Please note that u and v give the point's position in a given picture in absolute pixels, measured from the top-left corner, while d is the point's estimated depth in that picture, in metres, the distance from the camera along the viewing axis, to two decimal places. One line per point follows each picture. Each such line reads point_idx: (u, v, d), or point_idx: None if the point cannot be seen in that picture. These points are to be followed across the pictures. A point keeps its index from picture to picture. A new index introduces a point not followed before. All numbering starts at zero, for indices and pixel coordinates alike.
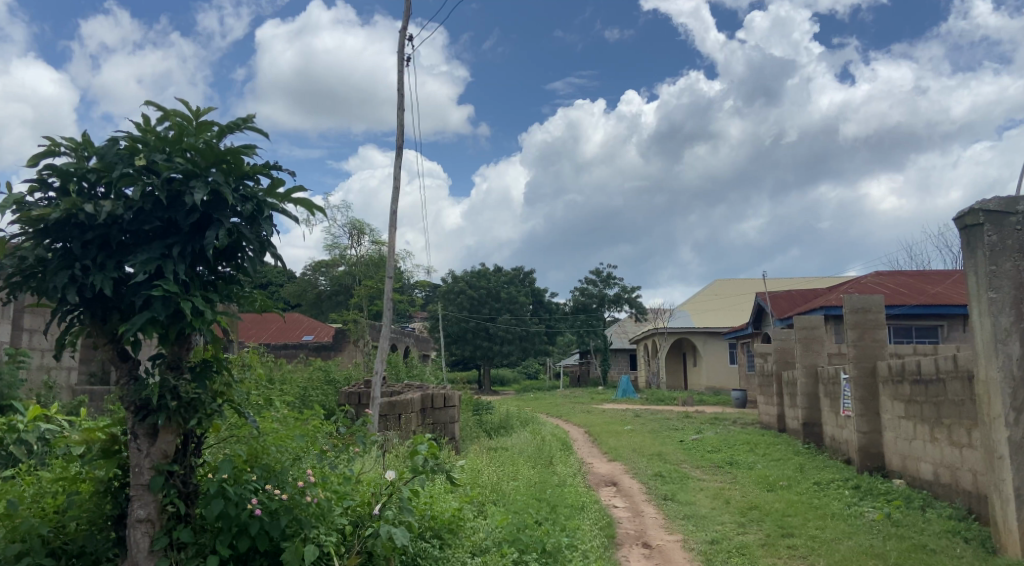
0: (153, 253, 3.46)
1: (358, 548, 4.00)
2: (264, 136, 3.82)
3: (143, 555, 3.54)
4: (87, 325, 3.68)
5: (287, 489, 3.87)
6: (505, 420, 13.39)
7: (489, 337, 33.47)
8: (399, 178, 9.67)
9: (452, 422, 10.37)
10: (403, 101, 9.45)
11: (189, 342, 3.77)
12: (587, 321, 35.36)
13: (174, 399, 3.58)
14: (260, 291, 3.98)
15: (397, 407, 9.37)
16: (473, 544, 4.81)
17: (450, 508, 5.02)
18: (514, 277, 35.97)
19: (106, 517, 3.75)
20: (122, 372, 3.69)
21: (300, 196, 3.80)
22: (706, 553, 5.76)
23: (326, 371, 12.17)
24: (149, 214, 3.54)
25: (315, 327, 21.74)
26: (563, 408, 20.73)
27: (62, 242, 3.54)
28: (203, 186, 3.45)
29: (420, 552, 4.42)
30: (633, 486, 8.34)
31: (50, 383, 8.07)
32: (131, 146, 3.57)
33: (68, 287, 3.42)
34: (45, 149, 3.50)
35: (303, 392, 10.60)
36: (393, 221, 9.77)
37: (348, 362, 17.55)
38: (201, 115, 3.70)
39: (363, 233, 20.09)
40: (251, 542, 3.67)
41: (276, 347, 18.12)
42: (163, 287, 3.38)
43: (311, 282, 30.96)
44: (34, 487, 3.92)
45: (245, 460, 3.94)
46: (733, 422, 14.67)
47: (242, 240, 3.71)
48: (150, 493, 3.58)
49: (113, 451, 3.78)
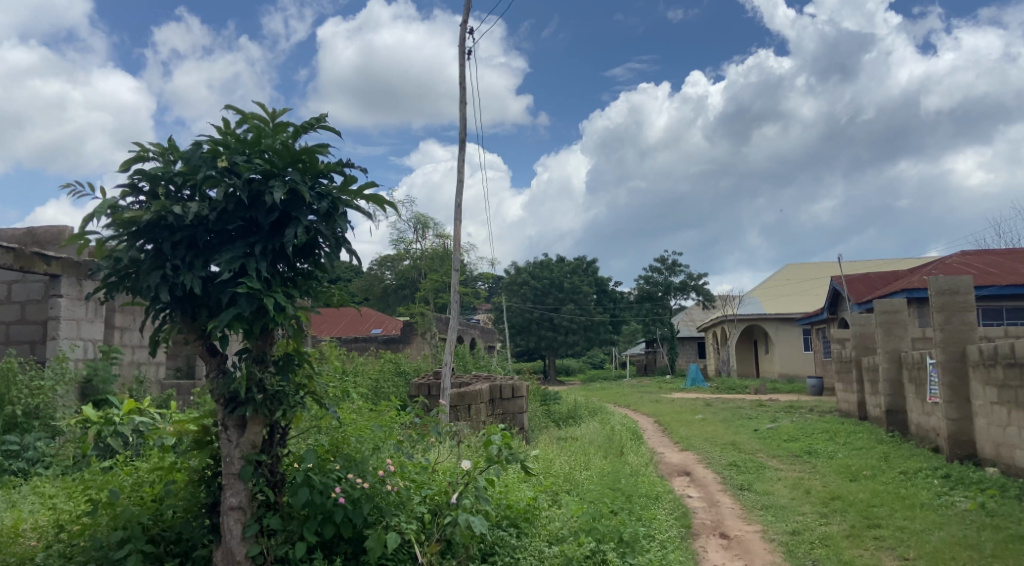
0: (237, 251, 3.61)
1: (438, 536, 4.11)
2: (337, 135, 3.91)
3: (236, 541, 3.66)
4: (178, 321, 3.86)
5: (367, 478, 3.99)
6: (573, 410, 13.36)
7: (554, 327, 33.47)
8: (462, 172, 9.80)
9: (520, 413, 10.41)
10: (466, 94, 9.54)
11: (272, 336, 3.91)
12: (654, 310, 35.27)
13: (260, 392, 3.73)
14: (337, 287, 4.11)
15: (467, 398, 9.50)
16: (549, 533, 4.81)
17: (525, 496, 5.07)
18: (578, 266, 35.81)
19: (201, 505, 3.94)
20: (211, 366, 3.84)
21: (371, 192, 3.89)
22: (788, 544, 5.62)
23: (396, 363, 12.41)
24: (233, 214, 3.69)
25: (383, 320, 22.25)
26: (631, 397, 20.60)
27: (153, 243, 3.71)
28: (281, 185, 3.59)
29: (497, 540, 4.50)
30: (708, 476, 8.17)
31: (141, 378, 8.50)
32: (214, 149, 3.71)
33: (160, 286, 3.58)
34: (134, 155, 3.69)
35: (375, 384, 10.90)
36: (457, 215, 9.90)
37: (417, 354, 17.81)
38: (279, 117, 3.82)
39: (427, 228, 20.50)
40: (336, 529, 3.84)
41: (347, 340, 18.55)
42: (248, 284, 3.52)
43: (377, 277, 31.59)
44: (133, 477, 4.18)
45: (327, 449, 4.13)
46: (810, 411, 14.23)
47: (319, 237, 3.83)
48: (241, 482, 3.71)
49: (205, 442, 3.97)
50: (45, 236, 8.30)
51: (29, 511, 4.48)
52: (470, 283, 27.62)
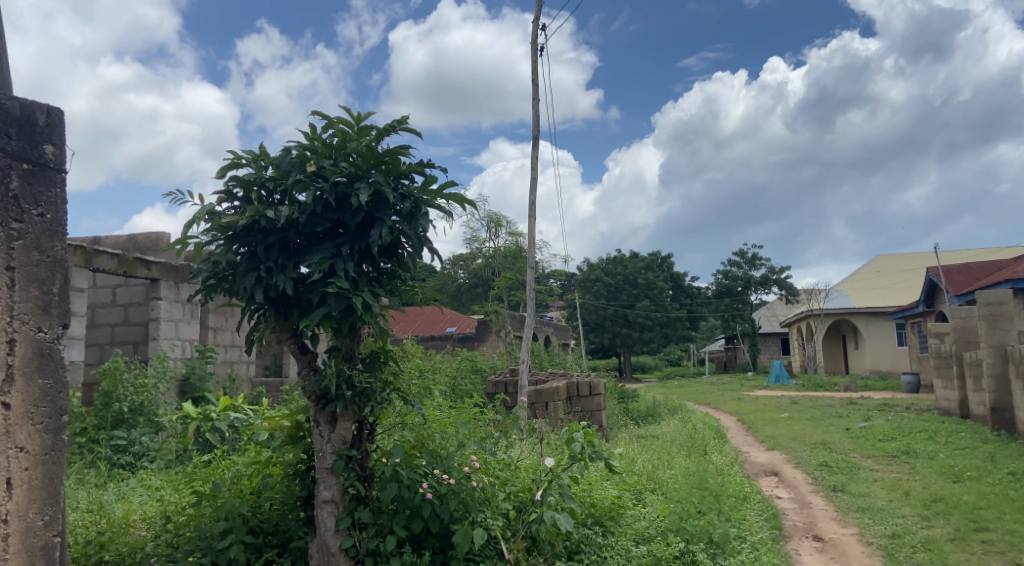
0: (325, 252, 3.70)
1: (523, 532, 4.12)
2: (418, 136, 3.97)
3: (330, 534, 3.76)
4: (271, 321, 4.00)
5: (453, 474, 4.05)
6: (652, 408, 13.16)
7: (629, 324, 33.06)
8: (536, 170, 9.80)
9: (599, 411, 10.33)
10: (538, 91, 9.53)
11: (359, 334, 4.00)
12: (733, 305, 34.43)
13: (349, 389, 3.82)
14: (420, 285, 4.17)
15: (544, 395, 9.50)
16: (636, 532, 4.75)
17: (609, 495, 5.02)
18: (653, 262, 35.23)
19: (296, 498, 4.07)
20: (302, 364, 3.96)
21: (452, 192, 3.92)
22: (888, 547, 5.35)
23: (472, 361, 12.54)
24: (321, 216, 3.79)
25: (458, 319, 22.53)
26: (712, 395, 20.11)
27: (247, 246, 3.85)
28: (366, 187, 3.66)
29: (583, 539, 4.47)
30: (797, 476, 7.88)
31: (234, 376, 8.90)
32: (302, 155, 3.82)
33: (255, 287, 3.72)
34: (229, 162, 3.84)
35: (453, 382, 11.05)
36: (532, 213, 9.90)
37: (493, 352, 17.93)
38: (362, 121, 3.90)
39: (500, 226, 20.61)
40: (424, 524, 3.91)
41: (425, 339, 18.89)
42: (336, 284, 3.62)
43: (450, 276, 31.99)
44: (232, 470, 4.37)
45: (414, 445, 4.20)
46: (906, 409, 13.51)
47: (402, 237, 3.89)
48: (333, 476, 3.81)
49: (299, 436, 4.10)
50: (145, 243, 8.81)
51: (139, 502, 4.75)
52: (543, 280, 27.64)
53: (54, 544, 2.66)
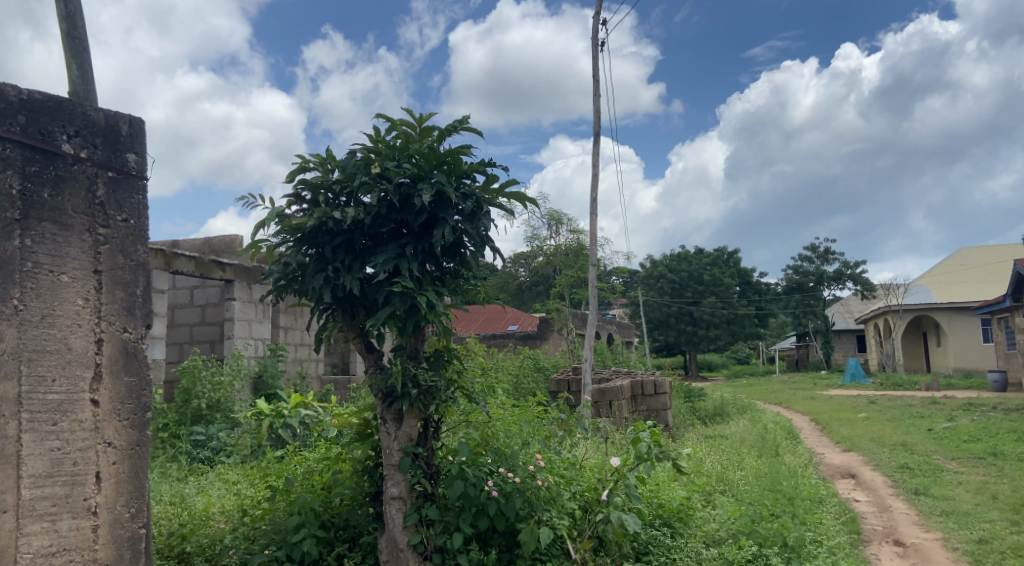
0: (390, 252, 3.75)
1: (590, 533, 4.08)
2: (479, 136, 3.97)
3: (398, 529, 3.80)
4: (339, 321, 4.08)
5: (518, 473, 4.05)
6: (720, 407, 12.86)
7: (694, 321, 32.42)
8: (597, 166, 9.71)
9: (665, 410, 10.15)
10: (599, 87, 9.44)
11: (423, 333, 4.03)
12: (804, 301, 33.77)
13: (415, 387, 3.85)
14: (483, 284, 4.17)
15: (608, 394, 9.41)
16: (706, 534, 4.63)
17: (678, 496, 4.92)
18: (718, 258, 34.44)
19: (365, 494, 4.15)
20: (369, 362, 4.03)
21: (514, 190, 3.90)
22: (975, 553, 5.06)
23: (535, 359, 12.54)
24: (385, 217, 3.84)
25: (520, 317, 22.59)
26: (783, 394, 19.51)
27: (316, 248, 3.94)
28: (428, 187, 3.68)
29: (651, 540, 4.40)
30: (876, 479, 7.54)
31: (304, 373, 9.16)
32: (367, 157, 3.88)
33: (323, 288, 3.80)
34: (297, 166, 3.94)
35: (516, 380, 11.09)
36: (593, 210, 9.81)
37: (555, 350, 17.88)
38: (425, 122, 3.93)
39: (561, 224, 20.54)
40: (490, 522, 3.92)
41: (487, 337, 19.00)
42: (401, 283, 3.65)
43: (512, 275, 32.08)
44: (304, 466, 4.49)
45: (479, 443, 4.21)
46: (994, 409, 12.77)
47: (465, 237, 3.91)
48: (400, 473, 3.86)
49: (367, 434, 4.18)
50: (220, 245, 9.16)
51: (218, 495, 4.95)
52: (605, 278, 27.40)
53: (140, 535, 2.78)
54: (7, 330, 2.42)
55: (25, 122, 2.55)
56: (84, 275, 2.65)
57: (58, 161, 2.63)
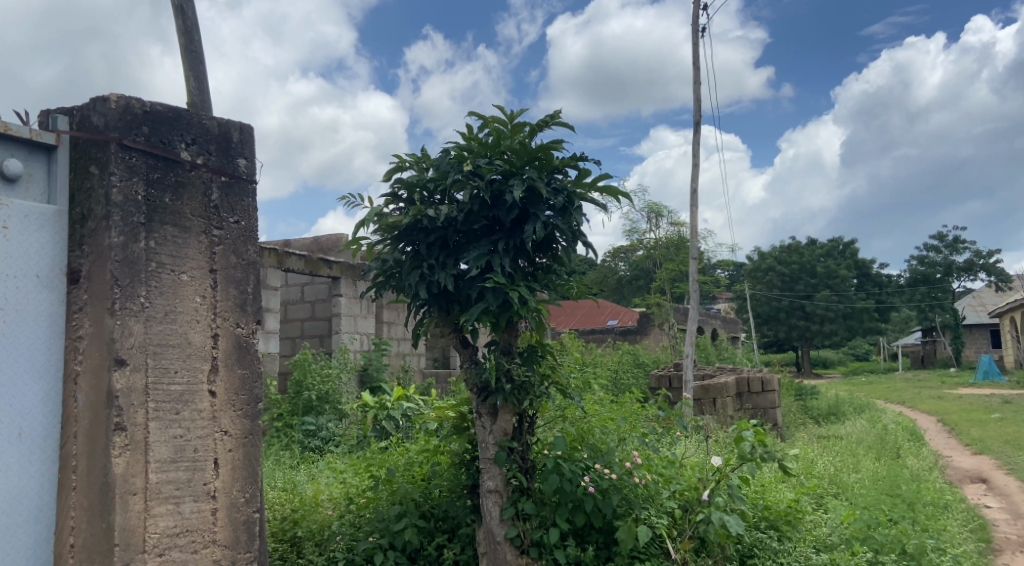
0: (483, 249, 3.78)
1: (690, 533, 3.97)
2: (571, 130, 3.93)
3: (495, 522, 3.83)
4: (435, 317, 4.16)
5: (615, 469, 3.99)
6: (834, 406, 12.18)
7: (806, 315, 30.85)
8: (697, 156, 9.41)
9: (773, 408, 9.70)
10: (700, 75, 9.15)
11: (517, 329, 4.04)
12: (930, 295, 31.48)
13: (509, 382, 3.88)
14: (575, 280, 4.14)
15: (711, 391, 9.11)
16: (816, 539, 4.39)
17: (785, 498, 4.68)
18: (832, 248, 32.60)
19: (462, 486, 4.19)
20: (464, 357, 4.09)
21: (606, 183, 3.83)
22: None
23: (634, 355, 12.35)
24: (478, 214, 3.87)
25: (619, 311, 22.30)
26: (905, 393, 18.24)
27: (412, 245, 4.03)
28: (520, 183, 3.68)
29: (756, 543, 4.22)
30: (1012, 485, 6.90)
31: (407, 367, 9.45)
32: (459, 155, 3.92)
33: (419, 285, 3.89)
34: (394, 166, 4.04)
35: (615, 375, 10.96)
36: (693, 201, 9.53)
37: (656, 346, 17.52)
38: (516, 118, 3.93)
39: (661, 216, 20.10)
40: (586, 518, 3.89)
41: (586, 332, 18.90)
42: (493, 279, 3.67)
43: (612, 269, 31.72)
44: (405, 457, 4.62)
45: (574, 439, 4.19)
46: None
47: (557, 232, 3.88)
48: (496, 466, 3.90)
49: (463, 427, 4.24)
50: (327, 244, 9.60)
51: (326, 483, 5.19)
52: (709, 271, 26.57)
53: (254, 519, 2.95)
54: (136, 326, 2.61)
55: (148, 133, 2.75)
56: (201, 274, 2.83)
57: (177, 167, 2.81)
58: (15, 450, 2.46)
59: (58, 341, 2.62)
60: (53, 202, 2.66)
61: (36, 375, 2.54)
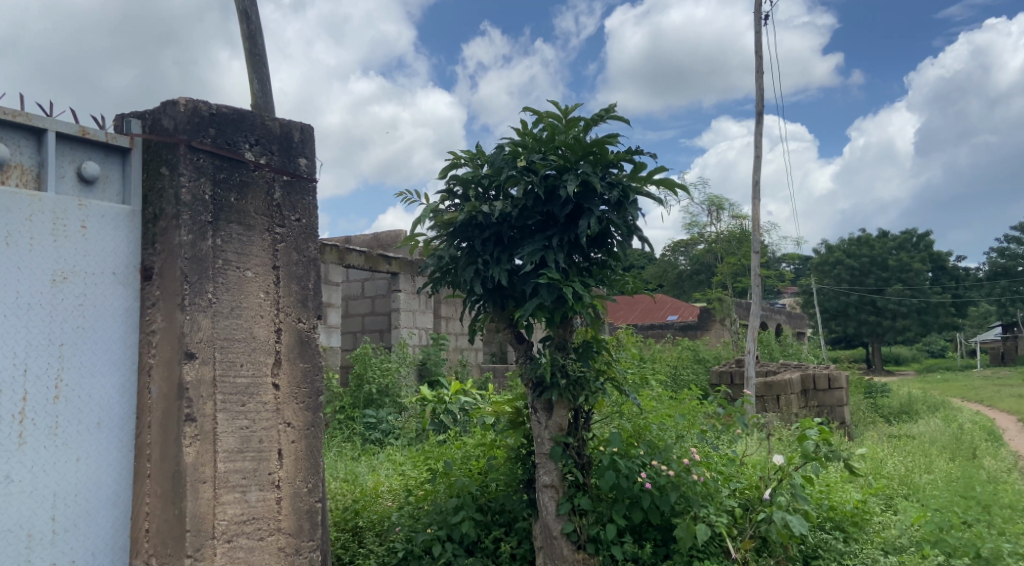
0: (537, 244, 3.78)
1: (751, 533, 3.88)
2: (626, 124, 3.88)
3: (552, 517, 3.84)
4: (491, 312, 4.18)
5: (673, 466, 3.90)
6: (906, 405, 11.70)
7: (877, 310, 29.69)
8: (760, 147, 9.16)
9: (841, 406, 9.30)
10: (762, 63, 8.89)
11: (572, 324, 4.02)
12: (1010, 288, 30.82)
13: (564, 377, 3.86)
14: (631, 275, 4.09)
15: (775, 388, 8.93)
16: (884, 541, 4.22)
17: (851, 499, 4.52)
18: (904, 240, 31.26)
19: (519, 480, 4.22)
20: (520, 352, 4.10)
21: (662, 177, 3.77)
22: None
23: (695, 351, 12.14)
24: (532, 209, 3.86)
25: (680, 306, 21.94)
26: (985, 391, 17.34)
27: (467, 241, 4.06)
28: (574, 178, 3.66)
29: (821, 543, 4.10)
30: None
31: (464, 361, 9.54)
32: (514, 151, 3.92)
33: (474, 280, 3.92)
34: (450, 163, 4.08)
35: (675, 371, 10.81)
36: (756, 193, 9.28)
37: (718, 341, 17.17)
38: (570, 113, 3.90)
39: (722, 209, 19.67)
40: (644, 514, 3.87)
41: (645, 327, 18.68)
42: (548, 275, 3.67)
43: (672, 263, 31.24)
44: (462, 451, 4.67)
45: (631, 435, 4.15)
46: None
47: (611, 227, 3.85)
48: (552, 462, 3.89)
49: (519, 422, 4.26)
50: (387, 240, 9.77)
51: (386, 475, 5.30)
52: (773, 265, 25.85)
53: (316, 508, 3.03)
54: (204, 320, 2.71)
55: (214, 134, 2.85)
56: (265, 270, 2.92)
57: (241, 167, 2.91)
58: (94, 437, 2.60)
59: (133, 335, 2.75)
60: (127, 202, 2.79)
61: (114, 367, 2.67)
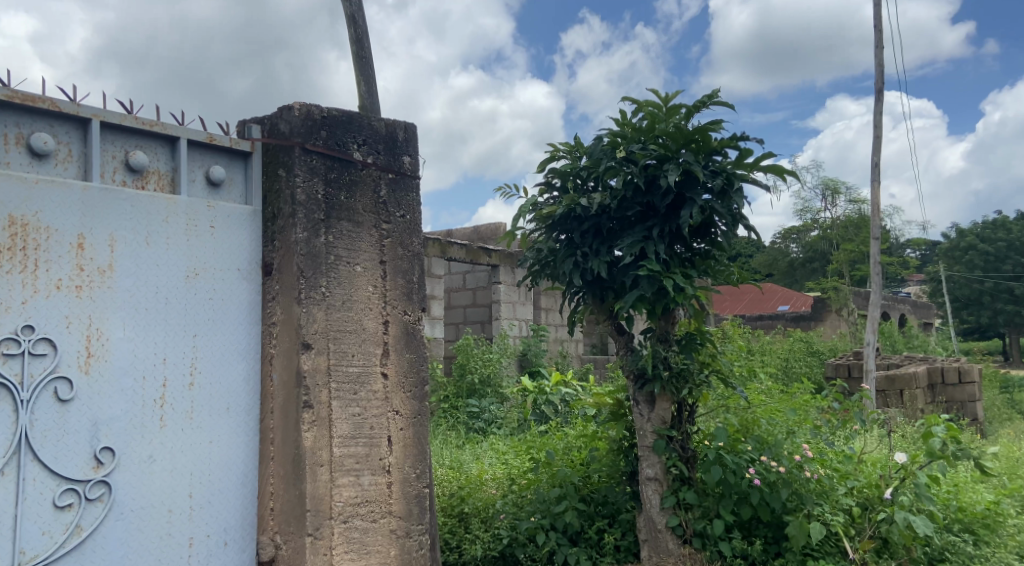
0: (637, 235, 3.73)
1: (871, 533, 3.69)
2: (730, 109, 3.75)
3: (656, 510, 3.81)
4: (590, 304, 4.16)
5: (784, 462, 3.75)
6: None
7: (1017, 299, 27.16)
8: (879, 126, 8.59)
9: (972, 402, 8.68)
10: (882, 36, 8.32)
11: (674, 316, 3.94)
12: None
13: (666, 369, 3.80)
14: (736, 265, 3.97)
15: (898, 382, 8.37)
16: (1020, 545, 3.89)
17: (983, 499, 4.16)
18: None
19: (621, 473, 4.21)
20: (620, 344, 4.06)
21: (769, 163, 3.62)
22: None
23: (807, 342, 11.58)
24: (632, 200, 3.82)
25: (791, 296, 20.96)
26: None
27: (566, 233, 4.07)
28: (675, 167, 3.58)
29: (949, 546, 3.83)
30: None
31: (565, 352, 9.55)
32: (612, 141, 3.88)
33: (573, 272, 3.92)
34: (548, 156, 4.09)
35: (785, 363, 10.39)
36: (875, 176, 8.72)
37: (833, 332, 16.28)
38: (671, 100, 3.81)
39: (838, 193, 18.59)
40: (753, 510, 3.75)
41: (753, 318, 17.98)
42: (648, 267, 3.62)
43: (783, 251, 29.85)
44: (564, 442, 4.70)
45: (738, 429, 4.04)
46: None
47: (715, 216, 3.73)
48: (655, 455, 3.85)
49: (621, 414, 4.22)
50: (487, 233, 9.93)
51: (489, 463, 5.41)
52: (895, 251, 24.19)
53: (425, 493, 3.15)
54: (318, 313, 2.88)
55: (326, 136, 3.00)
56: (373, 265, 3.06)
57: (350, 167, 3.05)
58: (225, 421, 2.81)
59: (256, 327, 2.95)
60: (249, 202, 3.00)
61: (240, 356, 2.88)
